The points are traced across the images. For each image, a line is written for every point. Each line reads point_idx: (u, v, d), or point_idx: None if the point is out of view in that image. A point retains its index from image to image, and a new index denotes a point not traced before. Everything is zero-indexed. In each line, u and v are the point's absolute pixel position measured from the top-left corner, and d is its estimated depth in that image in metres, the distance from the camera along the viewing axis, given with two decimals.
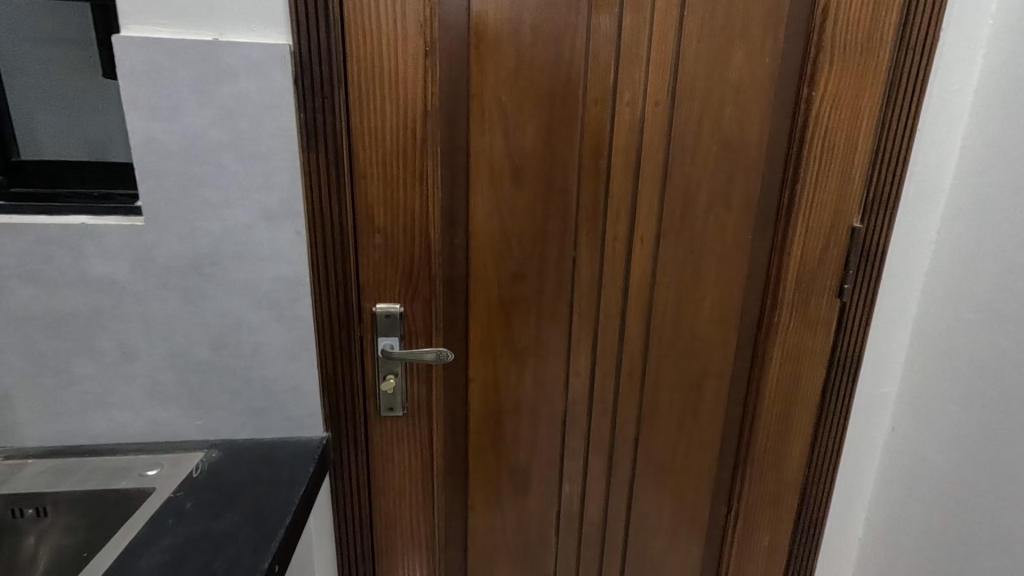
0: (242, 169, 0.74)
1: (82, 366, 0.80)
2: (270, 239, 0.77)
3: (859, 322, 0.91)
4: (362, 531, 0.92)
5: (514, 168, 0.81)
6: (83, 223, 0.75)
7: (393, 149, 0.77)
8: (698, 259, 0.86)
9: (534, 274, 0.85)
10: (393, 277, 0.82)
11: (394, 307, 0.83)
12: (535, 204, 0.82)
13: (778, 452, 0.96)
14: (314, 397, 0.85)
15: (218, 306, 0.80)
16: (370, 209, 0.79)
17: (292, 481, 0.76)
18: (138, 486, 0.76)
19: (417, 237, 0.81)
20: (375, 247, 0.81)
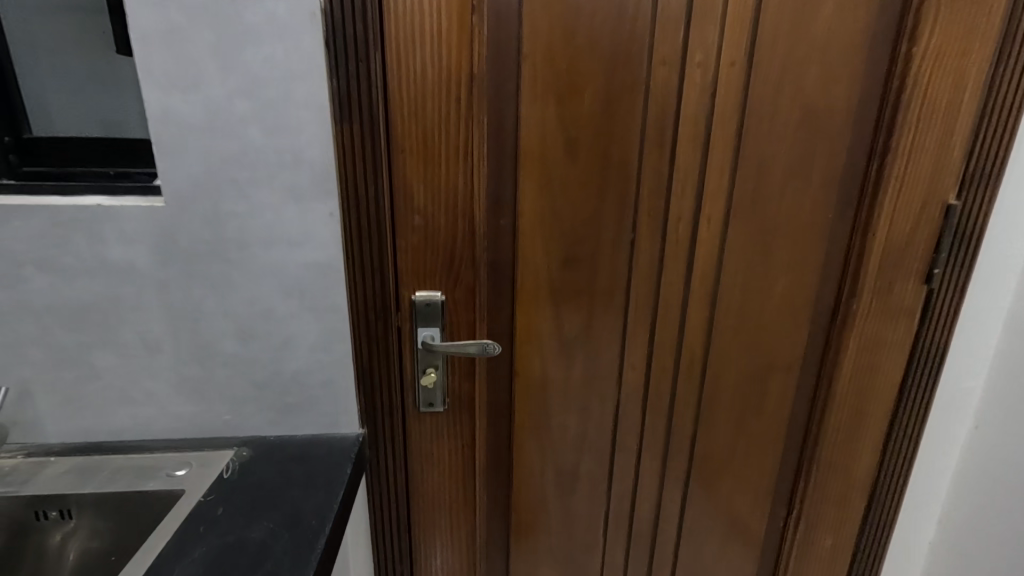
0: (269, 143, 0.67)
1: (103, 358, 0.74)
2: (301, 221, 0.71)
3: (947, 313, 0.82)
4: (400, 531, 0.87)
5: (568, 142, 0.72)
6: (99, 204, 0.69)
7: (435, 122, 0.69)
8: (770, 243, 0.77)
9: (587, 260, 0.77)
10: (433, 264, 0.75)
11: (435, 296, 0.76)
12: (590, 183, 0.74)
13: (847, 452, 0.89)
14: (349, 391, 0.79)
15: (246, 295, 0.73)
16: (409, 189, 0.72)
17: (330, 484, 0.70)
18: (166, 487, 0.70)
19: (460, 220, 0.73)
20: (414, 230, 0.74)
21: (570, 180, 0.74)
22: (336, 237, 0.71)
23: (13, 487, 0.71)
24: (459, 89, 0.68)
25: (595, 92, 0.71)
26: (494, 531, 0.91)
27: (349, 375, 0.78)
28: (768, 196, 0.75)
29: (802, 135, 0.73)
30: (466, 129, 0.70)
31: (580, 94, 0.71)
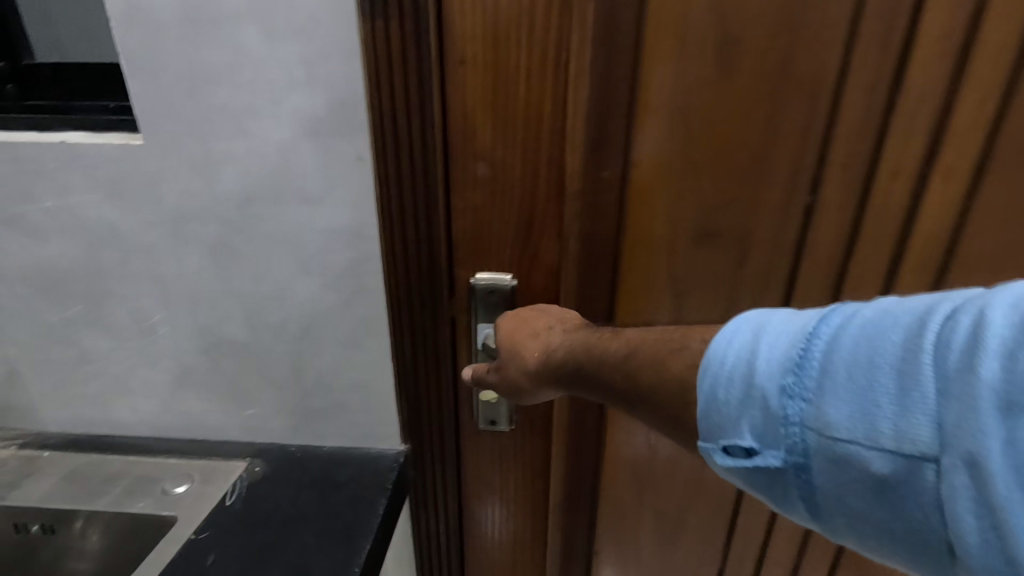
0: (272, 52, 0.47)
1: (94, 340, 0.60)
2: (321, 172, 0.50)
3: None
4: (451, 563, 0.70)
5: (720, 53, 0.46)
6: (67, 143, 0.52)
7: (513, 19, 0.45)
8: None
9: (730, 233, 0.53)
10: (503, 235, 0.53)
11: (503, 280, 0.54)
12: (749, 118, 0.48)
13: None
14: (387, 398, 0.60)
15: (252, 270, 0.55)
16: (472, 126, 0.49)
17: (351, 536, 0.53)
18: (158, 511, 0.57)
19: (545, 171, 0.50)
20: (477, 186, 0.51)
21: (716, 113, 0.48)
22: (368, 193, 0.51)
23: None
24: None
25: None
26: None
27: (387, 380, 0.59)
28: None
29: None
30: (560, 30, 0.45)
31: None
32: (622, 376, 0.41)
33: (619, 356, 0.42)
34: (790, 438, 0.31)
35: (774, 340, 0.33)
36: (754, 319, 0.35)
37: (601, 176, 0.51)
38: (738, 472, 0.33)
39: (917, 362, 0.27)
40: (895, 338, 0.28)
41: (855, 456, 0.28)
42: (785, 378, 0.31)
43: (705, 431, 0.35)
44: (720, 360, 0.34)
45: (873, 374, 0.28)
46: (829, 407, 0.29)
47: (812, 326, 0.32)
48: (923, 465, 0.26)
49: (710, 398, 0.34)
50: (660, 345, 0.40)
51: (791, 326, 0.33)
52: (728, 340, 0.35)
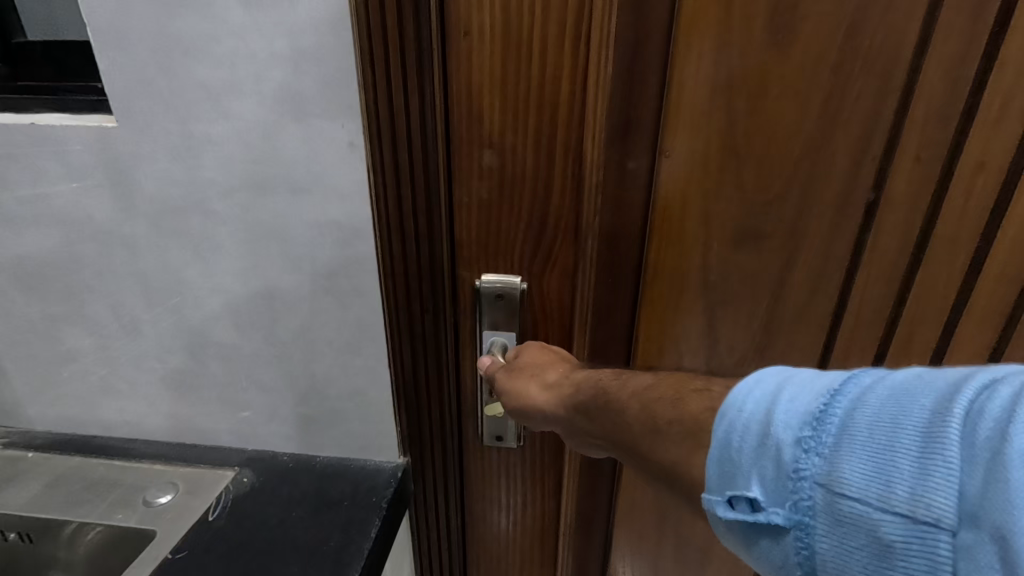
0: (253, 21, 0.41)
1: (76, 337, 0.56)
2: (310, 159, 0.45)
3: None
4: None
5: (780, 39, 0.43)
6: (37, 125, 0.47)
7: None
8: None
9: (773, 234, 0.50)
10: (515, 231, 0.47)
11: (513, 282, 0.48)
12: (808, 112, 0.46)
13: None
14: (384, 408, 0.55)
15: (238, 267, 0.50)
16: (478, 108, 0.43)
17: (340, 562, 0.49)
18: (138, 524, 0.53)
19: (562, 160, 0.44)
20: (482, 176, 0.45)
21: (769, 107, 0.46)
22: (362, 183, 0.45)
23: None
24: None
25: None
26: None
27: (383, 390, 0.54)
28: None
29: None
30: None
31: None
32: (638, 410, 0.35)
33: (641, 388, 0.37)
34: (795, 497, 0.26)
35: (795, 391, 0.28)
36: (776, 372, 0.30)
37: (626, 167, 0.48)
38: (730, 529, 0.28)
39: (948, 427, 0.23)
40: (926, 404, 0.24)
41: (862, 520, 0.24)
42: (801, 430, 0.26)
43: (704, 482, 0.30)
44: (736, 407, 0.29)
45: (896, 435, 0.24)
46: (850, 470, 0.24)
47: (838, 384, 0.27)
48: (937, 538, 0.22)
49: (718, 446, 0.29)
50: (679, 383, 0.35)
51: (815, 381, 0.28)
52: (749, 387, 0.30)
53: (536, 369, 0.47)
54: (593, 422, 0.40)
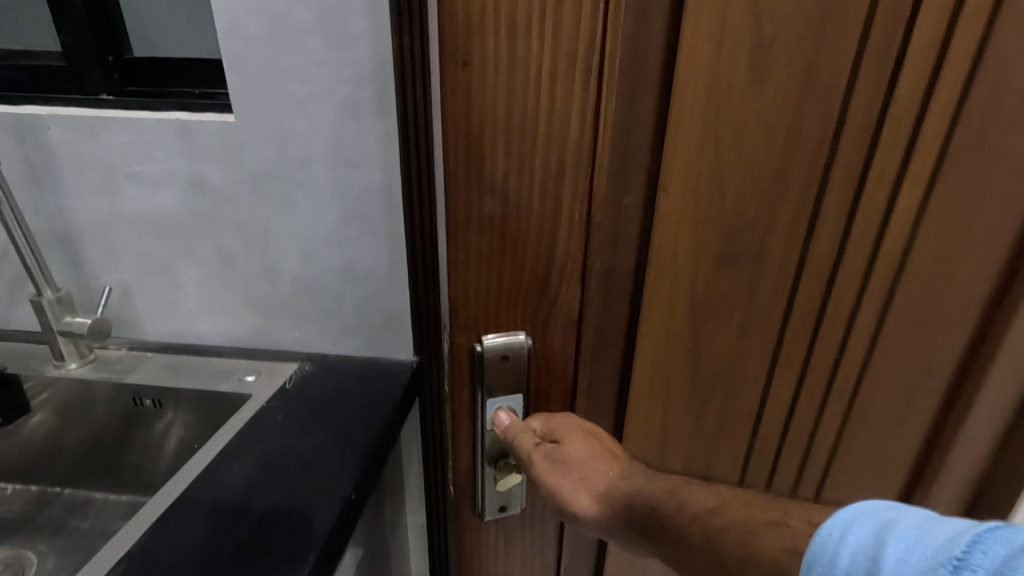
0: (330, 56, 0.66)
1: (187, 269, 0.80)
2: (362, 144, 0.70)
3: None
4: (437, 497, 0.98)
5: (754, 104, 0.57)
6: (178, 120, 0.71)
7: (533, 68, 0.45)
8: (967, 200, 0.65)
9: (747, 249, 0.64)
10: (519, 279, 0.54)
11: (516, 340, 0.56)
12: (775, 156, 0.60)
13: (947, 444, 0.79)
14: (405, 319, 0.80)
15: (308, 218, 0.74)
16: (485, 163, 0.48)
17: (379, 409, 0.73)
18: (238, 391, 0.77)
19: (567, 215, 0.51)
20: (484, 227, 0.51)
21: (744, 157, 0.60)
22: (394, 162, 0.70)
23: (118, 374, 0.80)
24: (581, 14, 0.44)
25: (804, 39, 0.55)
26: (580, 555, 0.78)
27: (405, 305, 0.79)
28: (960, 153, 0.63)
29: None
30: (586, 58, 0.46)
31: (781, 23, 0.54)
32: (703, 540, 0.46)
33: (703, 512, 0.47)
34: None
35: (904, 548, 0.30)
36: (877, 517, 0.33)
37: (624, 202, 0.61)
38: None
39: None
40: None
41: None
42: None
43: None
44: (836, 556, 0.32)
45: None
46: None
47: (960, 550, 0.28)
48: None
49: None
50: (751, 513, 0.43)
51: (931, 538, 0.30)
52: (849, 531, 0.32)
53: (583, 474, 0.57)
54: (651, 543, 0.51)
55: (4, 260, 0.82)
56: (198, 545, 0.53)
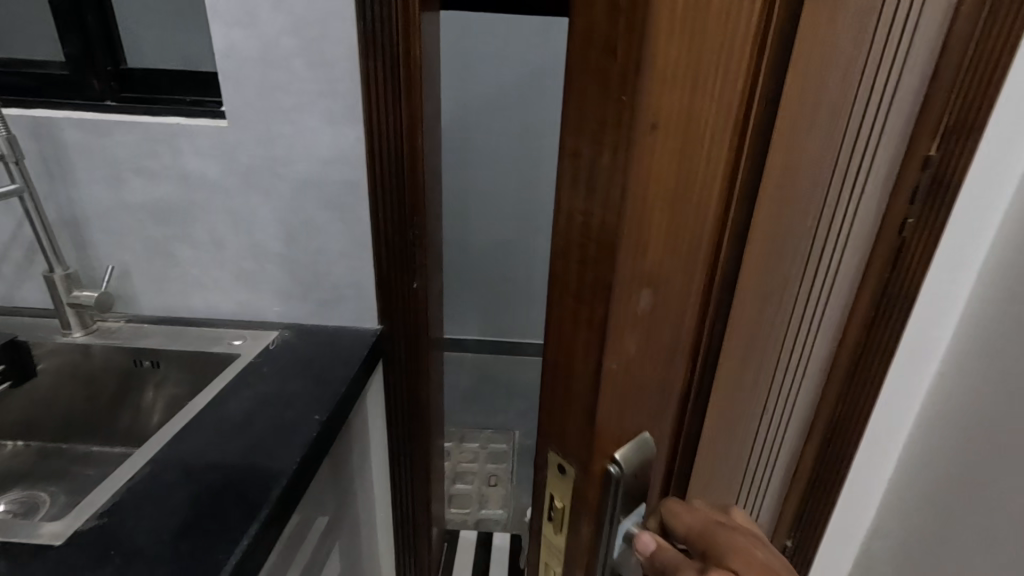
0: (311, 75, 0.81)
1: (183, 251, 0.93)
2: (336, 145, 0.85)
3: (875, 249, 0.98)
4: (402, 459, 1.14)
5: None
6: (179, 123, 0.85)
7: (688, 74, 0.28)
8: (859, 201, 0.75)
9: (775, 281, 0.47)
10: (645, 390, 0.36)
11: (648, 447, 0.38)
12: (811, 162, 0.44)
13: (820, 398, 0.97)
14: (371, 293, 0.95)
15: (290, 206, 0.89)
16: (647, 225, 0.30)
17: (349, 361, 0.86)
18: (228, 351, 0.90)
19: (695, 284, 0.36)
20: (635, 321, 0.33)
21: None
22: (362, 161, 0.86)
23: (121, 340, 0.92)
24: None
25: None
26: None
27: (372, 281, 0.94)
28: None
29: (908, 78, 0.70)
30: (754, 65, 0.32)
31: None
32: None
33: None
34: None
35: None
36: None
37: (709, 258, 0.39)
38: None
39: None
40: None
41: None
42: None
43: None
44: None
45: None
46: None
47: None
48: None
49: None
50: None
51: None
52: None
53: None
54: None
55: (15, 244, 0.94)
56: (209, 453, 0.65)
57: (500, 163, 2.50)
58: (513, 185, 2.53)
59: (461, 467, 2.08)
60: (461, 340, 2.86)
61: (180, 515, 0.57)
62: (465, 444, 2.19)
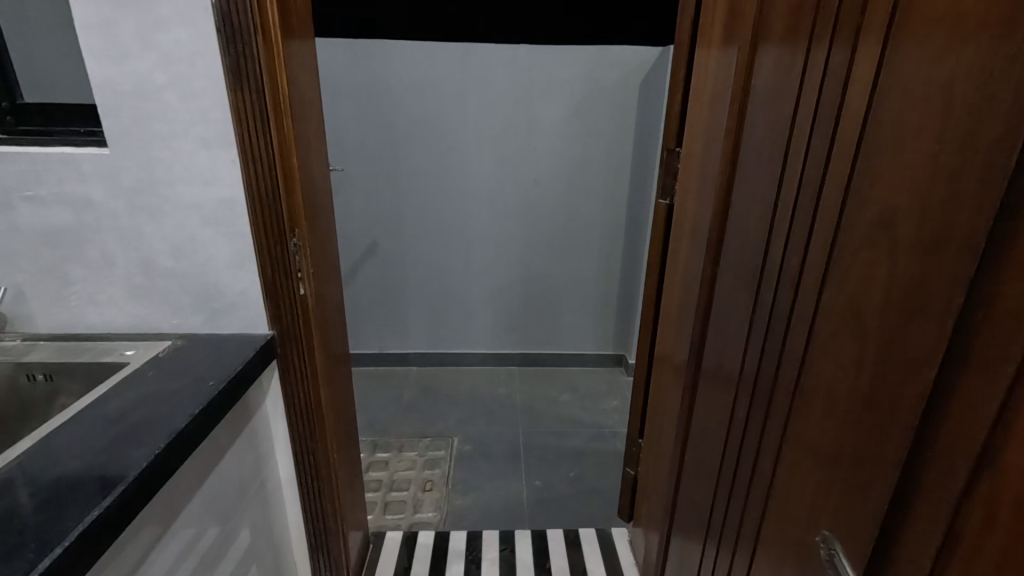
0: (183, 105, 0.90)
1: (75, 270, 0.99)
2: (212, 168, 0.94)
3: (685, 239, 1.14)
4: (308, 460, 1.21)
5: (922, 158, 0.45)
6: (64, 151, 0.93)
7: None
8: (757, 198, 0.78)
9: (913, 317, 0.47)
10: None
11: None
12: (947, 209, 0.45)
13: (713, 402, 0.96)
14: (259, 300, 1.03)
15: (176, 224, 0.97)
16: None
17: (235, 362, 0.95)
18: (118, 361, 0.96)
19: None
20: None
21: (872, 234, 0.51)
22: (239, 180, 0.95)
23: (15, 356, 0.97)
24: None
25: (909, 62, 0.47)
26: None
27: (258, 290, 1.02)
28: (761, 173, 0.77)
29: (764, 103, 0.77)
30: None
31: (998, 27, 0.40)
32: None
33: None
34: None
35: None
36: None
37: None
38: None
39: None
40: None
41: None
42: None
43: None
44: None
45: None
46: None
47: None
48: None
49: None
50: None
51: None
52: None
53: None
54: None
55: None
56: (78, 445, 0.74)
57: (430, 182, 2.61)
58: (444, 202, 2.65)
59: (398, 475, 2.13)
60: (404, 353, 2.94)
61: (39, 498, 0.65)
62: (404, 453, 2.25)
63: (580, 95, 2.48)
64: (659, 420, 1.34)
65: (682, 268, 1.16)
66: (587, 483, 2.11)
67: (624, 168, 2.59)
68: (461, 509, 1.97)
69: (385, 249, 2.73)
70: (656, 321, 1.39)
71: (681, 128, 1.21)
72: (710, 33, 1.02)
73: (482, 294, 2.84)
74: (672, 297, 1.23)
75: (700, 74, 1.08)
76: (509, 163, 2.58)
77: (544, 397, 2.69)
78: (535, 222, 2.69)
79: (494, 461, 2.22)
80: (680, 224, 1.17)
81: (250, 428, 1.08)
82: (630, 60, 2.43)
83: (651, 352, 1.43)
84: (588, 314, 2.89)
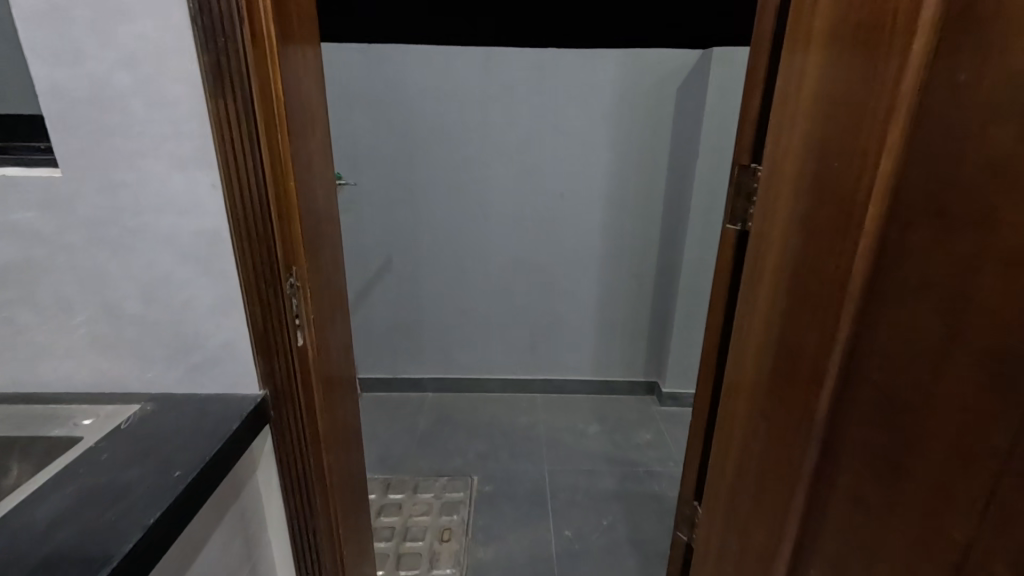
0: (151, 115, 0.72)
1: (24, 317, 0.81)
2: (189, 195, 0.75)
3: (770, 289, 0.90)
4: (308, 537, 1.00)
5: None
6: (6, 174, 0.75)
7: None
8: (956, 241, 0.54)
9: None
10: None
11: None
12: None
13: (865, 540, 0.67)
14: (247, 354, 0.84)
15: (146, 262, 0.79)
16: None
17: (213, 433, 0.77)
18: (69, 434, 0.79)
19: None
20: None
21: None
22: (221, 209, 0.76)
23: None
24: None
25: None
26: None
27: (246, 341, 0.83)
28: (1001, 245, 0.50)
29: (1003, 137, 0.49)
30: None
31: None
32: None
33: None
34: None
35: None
36: None
37: None
38: None
39: None
40: None
41: None
42: None
43: None
44: None
45: None
46: None
47: None
48: None
49: None
50: None
51: None
52: None
53: None
54: None
55: None
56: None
57: (449, 196, 2.42)
58: (463, 217, 2.46)
59: (413, 522, 1.93)
60: (419, 379, 2.75)
61: None
62: (419, 495, 2.05)
63: (612, 103, 2.28)
64: (723, 489, 1.12)
65: (763, 325, 0.92)
66: (623, 534, 1.88)
67: (659, 182, 2.38)
68: (484, 565, 1.75)
69: (400, 267, 2.54)
70: (721, 369, 1.17)
71: (759, 142, 1.00)
72: (809, 33, 0.79)
73: (504, 316, 2.64)
74: (743, 349, 1.00)
75: (787, 84, 0.85)
76: (532, 177, 2.39)
77: (571, 429, 2.47)
78: (561, 239, 2.49)
79: (519, 505, 2.00)
80: (759, 267, 0.94)
81: (239, 507, 0.89)
82: (667, 62, 2.22)
83: (714, 405, 1.21)
84: (617, 339, 2.67)
